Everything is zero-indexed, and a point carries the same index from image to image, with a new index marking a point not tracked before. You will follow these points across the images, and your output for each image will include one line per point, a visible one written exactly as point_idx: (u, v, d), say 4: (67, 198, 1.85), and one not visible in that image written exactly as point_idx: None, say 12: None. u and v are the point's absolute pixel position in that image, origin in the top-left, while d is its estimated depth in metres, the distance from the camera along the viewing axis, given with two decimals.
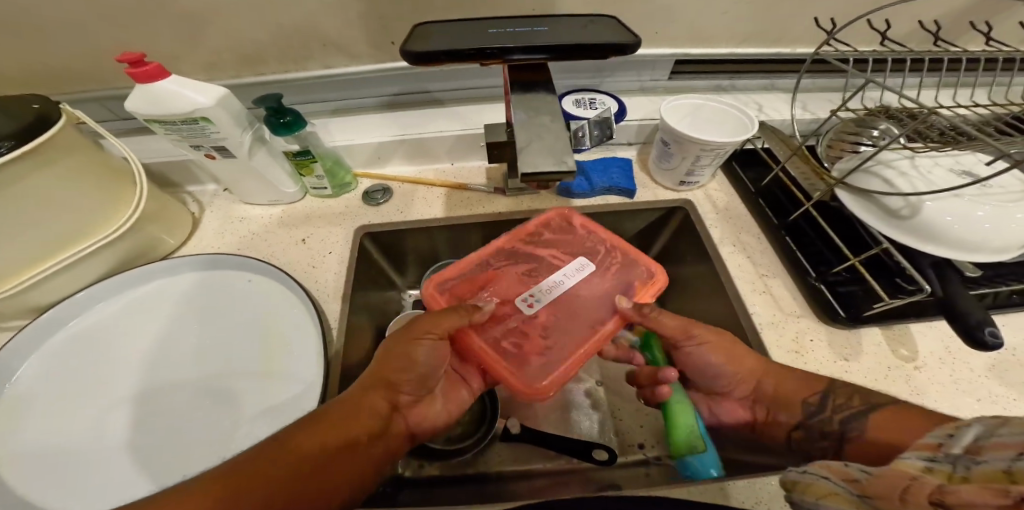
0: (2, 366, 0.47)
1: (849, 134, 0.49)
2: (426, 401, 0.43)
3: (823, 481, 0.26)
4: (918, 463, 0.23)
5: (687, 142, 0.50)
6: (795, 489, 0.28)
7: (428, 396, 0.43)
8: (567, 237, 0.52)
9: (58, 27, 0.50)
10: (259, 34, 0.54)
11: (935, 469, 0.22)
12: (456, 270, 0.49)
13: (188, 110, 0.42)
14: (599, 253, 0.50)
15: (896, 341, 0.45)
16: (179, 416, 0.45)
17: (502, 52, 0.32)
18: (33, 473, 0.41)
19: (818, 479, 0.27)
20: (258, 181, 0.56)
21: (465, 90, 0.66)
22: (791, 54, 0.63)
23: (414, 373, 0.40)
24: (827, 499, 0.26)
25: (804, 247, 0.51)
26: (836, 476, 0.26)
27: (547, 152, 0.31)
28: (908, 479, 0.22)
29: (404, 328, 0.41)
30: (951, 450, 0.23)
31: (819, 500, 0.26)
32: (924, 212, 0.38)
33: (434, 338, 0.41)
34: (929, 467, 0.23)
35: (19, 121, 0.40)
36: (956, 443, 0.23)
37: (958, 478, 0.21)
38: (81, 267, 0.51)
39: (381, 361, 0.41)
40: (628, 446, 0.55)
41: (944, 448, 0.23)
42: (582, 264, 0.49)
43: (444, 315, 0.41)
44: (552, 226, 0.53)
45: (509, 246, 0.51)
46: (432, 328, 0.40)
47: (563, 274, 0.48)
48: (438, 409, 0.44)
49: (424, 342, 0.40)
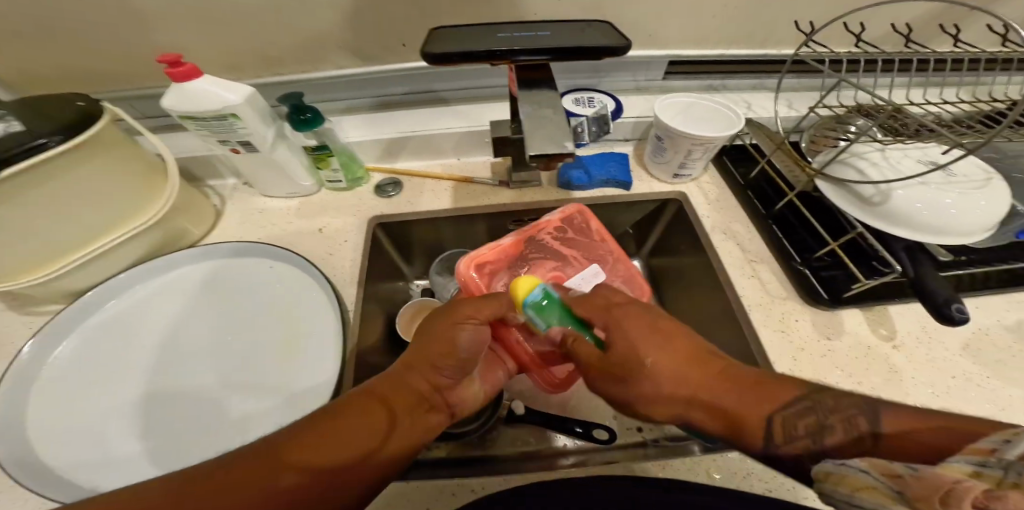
0: (43, 346, 0.51)
1: (829, 130, 0.53)
2: (465, 383, 0.43)
3: (859, 475, 0.25)
4: (967, 468, 0.22)
5: (679, 137, 0.54)
6: (828, 481, 0.28)
7: (468, 377, 0.44)
8: (584, 240, 0.55)
9: (93, 31, 0.54)
10: (279, 37, 0.58)
11: (985, 474, 0.21)
12: (493, 252, 0.51)
13: (219, 107, 0.46)
14: (613, 259, 0.53)
15: (876, 321, 0.48)
16: (208, 395, 0.49)
17: (509, 53, 0.36)
18: (72, 447, 0.45)
19: (856, 473, 0.25)
20: (278, 175, 0.59)
21: (470, 90, 0.70)
22: (777, 56, 0.67)
23: (456, 358, 0.40)
24: (862, 492, 0.25)
25: (789, 235, 0.55)
26: (875, 471, 0.25)
27: (550, 140, 0.35)
28: (950, 482, 0.21)
29: (447, 312, 0.41)
30: (1003, 457, 0.21)
31: (854, 493, 0.25)
32: (893, 199, 0.42)
33: (476, 323, 0.41)
34: (978, 473, 0.21)
35: (68, 119, 0.44)
36: (1012, 447, 0.21)
37: (1010, 483, 0.19)
38: (114, 253, 0.54)
39: (428, 340, 0.41)
40: (627, 431, 0.58)
41: (998, 454, 0.21)
42: (597, 272, 0.53)
43: (485, 301, 0.42)
44: (573, 224, 0.55)
45: (535, 239, 0.54)
46: (478, 313, 0.41)
47: (582, 278, 0.52)
48: (476, 390, 0.44)
49: (465, 326, 0.40)
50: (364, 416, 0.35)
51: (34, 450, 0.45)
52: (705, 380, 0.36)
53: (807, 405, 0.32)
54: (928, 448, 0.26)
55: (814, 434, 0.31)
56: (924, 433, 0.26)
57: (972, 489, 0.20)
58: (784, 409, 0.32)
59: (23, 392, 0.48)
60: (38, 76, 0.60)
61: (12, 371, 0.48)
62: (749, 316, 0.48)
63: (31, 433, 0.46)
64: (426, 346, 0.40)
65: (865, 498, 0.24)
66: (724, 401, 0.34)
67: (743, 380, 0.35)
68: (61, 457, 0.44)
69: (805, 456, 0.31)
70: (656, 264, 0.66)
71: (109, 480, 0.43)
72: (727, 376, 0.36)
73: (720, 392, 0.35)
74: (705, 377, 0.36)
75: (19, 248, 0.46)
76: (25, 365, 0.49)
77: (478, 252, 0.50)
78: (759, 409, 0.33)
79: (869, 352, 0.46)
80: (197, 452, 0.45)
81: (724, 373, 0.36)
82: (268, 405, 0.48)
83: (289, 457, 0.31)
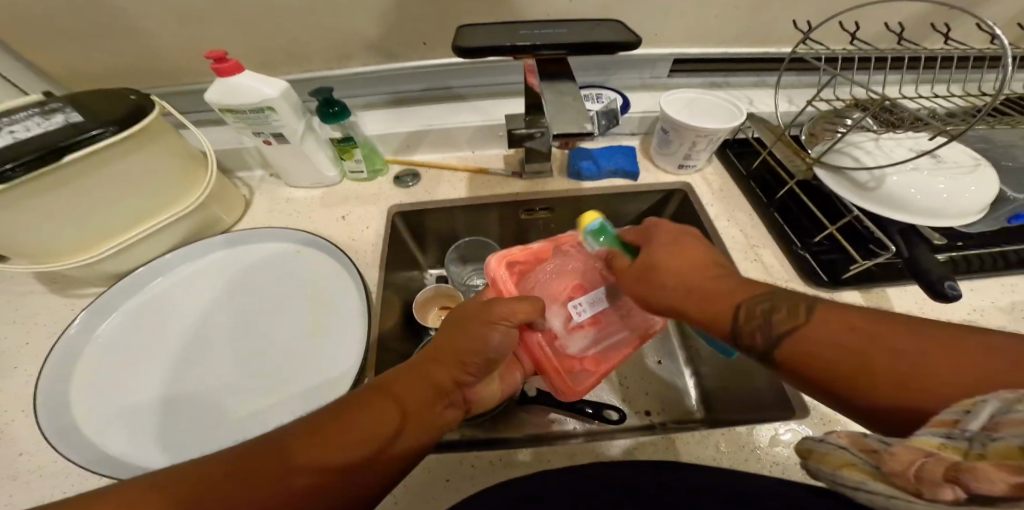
0: (88, 323, 0.55)
1: (828, 122, 0.56)
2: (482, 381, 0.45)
3: (837, 453, 0.28)
4: (934, 440, 0.23)
5: (685, 129, 0.57)
6: (812, 458, 0.31)
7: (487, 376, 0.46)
8: None
9: (137, 30, 0.58)
10: (307, 36, 0.62)
11: (950, 446, 0.22)
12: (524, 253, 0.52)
13: (257, 100, 0.50)
14: None
15: (875, 303, 0.50)
16: (241, 373, 0.52)
17: (530, 47, 0.39)
18: (113, 420, 0.49)
19: (833, 452, 0.29)
20: (305, 165, 0.63)
21: (484, 86, 0.74)
22: (777, 54, 0.70)
23: (482, 356, 0.41)
24: (843, 469, 0.28)
25: (790, 222, 0.57)
26: (857, 449, 0.27)
27: (569, 122, 0.38)
28: (922, 456, 0.23)
29: (481, 310, 0.43)
30: (966, 427, 0.22)
31: (838, 469, 0.28)
32: (887, 184, 0.45)
33: (507, 324, 0.42)
34: (944, 444, 0.22)
35: (122, 111, 0.48)
36: (972, 419, 0.22)
37: (974, 455, 0.21)
38: (156, 238, 0.58)
39: (450, 340, 0.42)
40: (636, 413, 0.61)
41: (959, 425, 0.23)
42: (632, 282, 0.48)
43: (519, 304, 0.43)
44: None
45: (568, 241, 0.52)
46: (507, 314, 0.42)
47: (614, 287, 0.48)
48: (495, 388, 0.48)
49: (496, 327, 0.42)
50: (385, 405, 0.36)
51: (79, 423, 0.48)
52: (703, 280, 0.38)
53: (773, 299, 0.35)
54: (938, 366, 0.26)
55: (770, 319, 0.35)
56: (928, 354, 0.27)
57: (939, 465, 0.21)
58: (752, 298, 0.36)
59: (69, 366, 0.52)
60: (81, 73, 0.64)
61: (60, 347, 0.52)
62: None
63: (76, 406, 0.49)
64: (449, 343, 0.42)
65: (846, 476, 0.27)
66: (722, 291, 0.37)
67: (727, 281, 0.38)
68: (102, 430, 0.48)
69: (759, 337, 0.35)
70: None
71: (146, 454, 0.46)
72: (717, 278, 0.39)
73: (704, 283, 0.38)
74: (706, 282, 0.38)
75: (71, 230, 0.50)
76: (71, 342, 0.53)
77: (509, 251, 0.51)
78: (731, 298, 0.37)
79: None
80: (228, 428, 0.48)
81: (716, 276, 0.39)
82: (298, 382, 0.51)
83: (308, 447, 0.32)
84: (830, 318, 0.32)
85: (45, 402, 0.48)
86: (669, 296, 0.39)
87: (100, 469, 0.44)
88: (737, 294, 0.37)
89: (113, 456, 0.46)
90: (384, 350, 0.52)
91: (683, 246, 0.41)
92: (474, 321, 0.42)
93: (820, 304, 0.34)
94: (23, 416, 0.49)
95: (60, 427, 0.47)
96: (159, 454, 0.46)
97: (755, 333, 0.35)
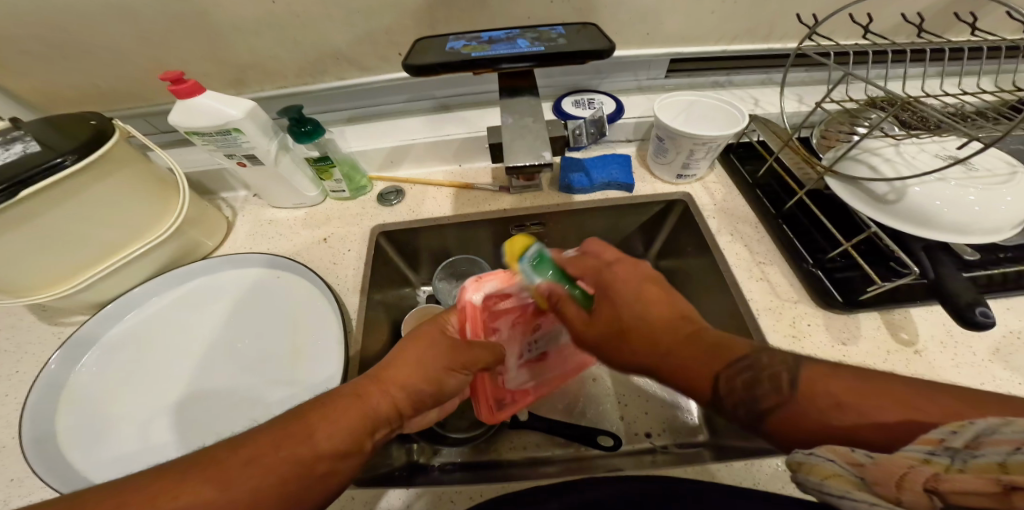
0: (70, 353, 0.53)
1: (842, 126, 0.50)
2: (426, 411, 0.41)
3: (827, 463, 0.25)
4: (918, 454, 0.22)
5: (680, 137, 0.53)
6: (800, 470, 0.27)
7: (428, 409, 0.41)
8: None
9: (107, 52, 0.57)
10: (279, 53, 0.60)
11: (934, 461, 0.22)
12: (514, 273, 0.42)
13: (222, 123, 0.49)
14: None
15: (895, 325, 0.45)
16: (223, 407, 0.50)
17: (491, 62, 0.35)
18: (94, 458, 0.46)
19: (823, 461, 0.26)
20: (283, 186, 0.61)
21: (469, 96, 0.71)
22: (782, 50, 0.65)
23: (435, 399, 0.36)
24: (829, 480, 0.25)
25: (799, 235, 0.52)
26: (840, 459, 0.25)
27: (529, 150, 0.36)
28: (906, 467, 0.22)
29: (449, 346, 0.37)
30: (952, 444, 0.22)
31: (824, 480, 0.25)
32: (910, 197, 0.39)
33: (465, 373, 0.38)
34: (928, 458, 0.22)
35: (81, 138, 0.47)
36: (956, 437, 0.22)
37: (954, 469, 0.20)
38: (132, 268, 0.57)
39: (408, 365, 0.36)
40: (635, 435, 0.57)
41: (943, 443, 0.22)
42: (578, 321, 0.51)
43: (479, 352, 0.38)
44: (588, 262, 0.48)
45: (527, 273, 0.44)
46: (472, 363, 0.38)
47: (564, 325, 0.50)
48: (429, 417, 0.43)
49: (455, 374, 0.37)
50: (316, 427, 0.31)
51: (65, 455, 0.46)
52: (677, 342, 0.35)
53: (756, 368, 0.32)
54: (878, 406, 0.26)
55: (750, 372, 0.32)
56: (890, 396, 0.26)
57: (921, 473, 0.21)
58: (730, 367, 0.33)
59: (52, 400, 0.50)
60: (61, 95, 0.63)
61: (39, 382, 0.49)
62: (758, 322, 0.46)
63: (61, 439, 0.47)
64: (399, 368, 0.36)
65: (832, 486, 0.25)
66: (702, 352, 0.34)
67: (704, 342, 0.35)
68: (89, 465, 0.46)
69: (743, 410, 0.32)
70: (663, 266, 0.64)
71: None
72: (693, 341, 0.35)
73: (698, 361, 0.34)
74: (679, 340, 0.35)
75: (44, 263, 0.49)
76: (53, 375, 0.51)
77: (490, 274, 0.41)
78: (709, 368, 0.33)
79: (888, 359, 0.43)
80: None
81: (693, 335, 0.35)
82: (281, 410, 0.49)
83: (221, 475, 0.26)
84: (813, 384, 0.29)
85: (30, 435, 0.46)
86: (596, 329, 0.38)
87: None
88: (712, 357, 0.34)
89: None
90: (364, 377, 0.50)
91: (649, 297, 0.37)
92: (438, 358, 0.37)
93: (801, 363, 0.31)
94: (14, 444, 0.49)
95: (46, 459, 0.45)
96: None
97: (736, 394, 0.32)
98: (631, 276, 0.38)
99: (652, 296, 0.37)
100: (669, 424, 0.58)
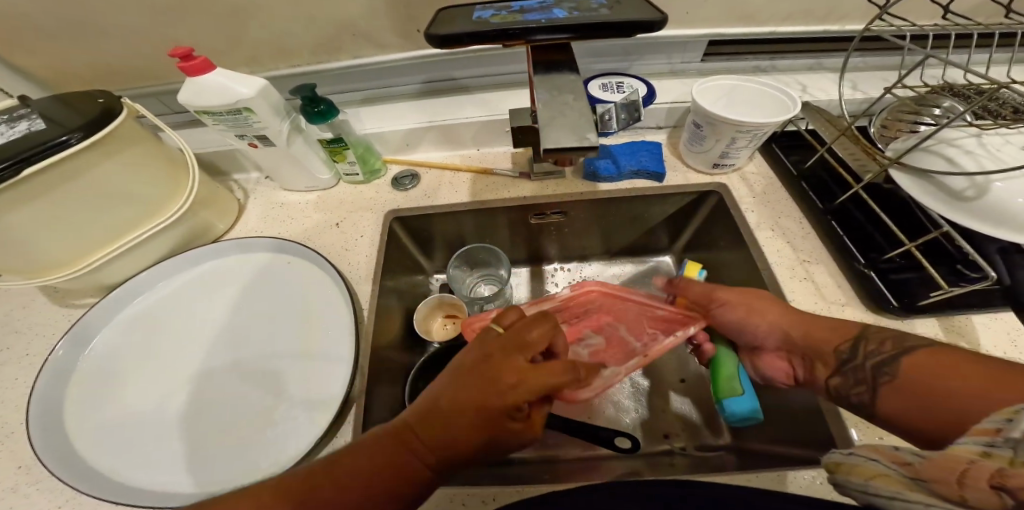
0: (80, 338, 0.52)
1: (907, 114, 0.48)
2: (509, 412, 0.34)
3: (872, 464, 0.26)
4: (975, 448, 0.21)
5: (720, 123, 0.48)
6: (841, 471, 0.28)
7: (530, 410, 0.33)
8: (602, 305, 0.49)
9: (118, 28, 0.55)
10: (293, 28, 0.56)
11: (994, 454, 0.20)
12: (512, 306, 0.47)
13: (231, 101, 0.46)
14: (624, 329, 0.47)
15: (954, 333, 0.41)
16: (228, 396, 0.49)
17: (524, 33, 0.32)
18: (100, 445, 0.46)
19: (865, 461, 0.26)
20: (295, 167, 0.59)
21: (491, 77, 0.67)
22: (839, 31, 0.60)
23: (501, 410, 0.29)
24: (876, 480, 0.25)
25: (851, 232, 0.48)
26: (889, 460, 0.25)
27: (571, 130, 0.31)
28: (966, 464, 0.20)
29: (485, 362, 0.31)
30: (1009, 433, 0.20)
31: (868, 481, 0.25)
32: (992, 194, 0.35)
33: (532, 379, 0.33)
34: (987, 451, 0.20)
35: (89, 115, 0.45)
36: (1013, 426, 0.20)
37: (1018, 462, 0.18)
38: (143, 250, 0.55)
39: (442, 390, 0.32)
40: (651, 435, 0.53)
41: (1002, 432, 0.20)
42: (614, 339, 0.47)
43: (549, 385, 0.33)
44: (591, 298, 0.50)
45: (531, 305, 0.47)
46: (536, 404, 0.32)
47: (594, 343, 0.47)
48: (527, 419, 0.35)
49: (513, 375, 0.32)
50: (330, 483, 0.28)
51: (73, 443, 0.45)
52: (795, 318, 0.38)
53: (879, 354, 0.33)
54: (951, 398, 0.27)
55: (883, 348, 0.34)
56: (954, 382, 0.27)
57: (983, 469, 0.19)
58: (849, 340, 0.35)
59: (60, 389, 0.49)
60: (73, 73, 0.62)
61: (48, 368, 0.49)
62: None
63: (72, 423, 0.47)
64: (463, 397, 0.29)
65: (880, 486, 0.25)
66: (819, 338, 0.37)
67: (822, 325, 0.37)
68: (96, 453, 0.45)
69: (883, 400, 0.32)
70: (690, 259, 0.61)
71: (142, 480, 0.43)
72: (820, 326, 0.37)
73: (946, 390, 0.28)
74: (796, 321, 0.38)
75: (50, 242, 0.47)
76: (60, 362, 0.50)
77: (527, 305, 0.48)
78: (831, 343, 0.36)
79: None
80: (222, 452, 0.45)
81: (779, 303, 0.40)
82: (285, 403, 0.47)
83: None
84: (920, 367, 0.30)
85: (37, 421, 0.45)
86: (772, 331, 0.38)
87: (94, 491, 0.41)
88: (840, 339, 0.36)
89: (106, 475, 0.43)
90: (374, 368, 0.48)
91: (755, 301, 0.40)
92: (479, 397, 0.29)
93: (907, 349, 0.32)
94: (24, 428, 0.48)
95: (55, 444, 0.45)
96: (155, 480, 0.43)
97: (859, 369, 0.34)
98: (755, 298, 0.40)
99: (752, 308, 0.40)
100: (688, 425, 0.54)
